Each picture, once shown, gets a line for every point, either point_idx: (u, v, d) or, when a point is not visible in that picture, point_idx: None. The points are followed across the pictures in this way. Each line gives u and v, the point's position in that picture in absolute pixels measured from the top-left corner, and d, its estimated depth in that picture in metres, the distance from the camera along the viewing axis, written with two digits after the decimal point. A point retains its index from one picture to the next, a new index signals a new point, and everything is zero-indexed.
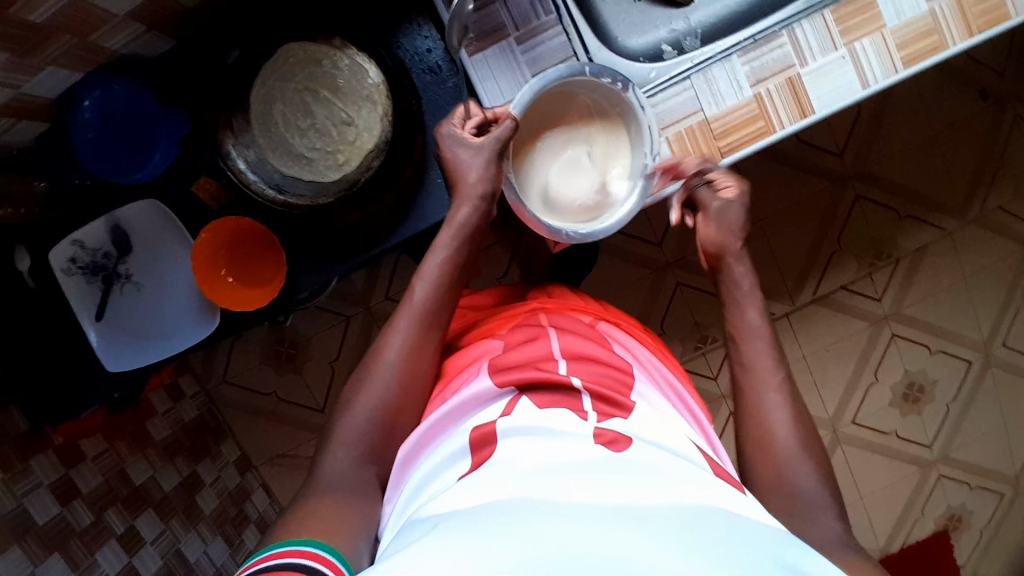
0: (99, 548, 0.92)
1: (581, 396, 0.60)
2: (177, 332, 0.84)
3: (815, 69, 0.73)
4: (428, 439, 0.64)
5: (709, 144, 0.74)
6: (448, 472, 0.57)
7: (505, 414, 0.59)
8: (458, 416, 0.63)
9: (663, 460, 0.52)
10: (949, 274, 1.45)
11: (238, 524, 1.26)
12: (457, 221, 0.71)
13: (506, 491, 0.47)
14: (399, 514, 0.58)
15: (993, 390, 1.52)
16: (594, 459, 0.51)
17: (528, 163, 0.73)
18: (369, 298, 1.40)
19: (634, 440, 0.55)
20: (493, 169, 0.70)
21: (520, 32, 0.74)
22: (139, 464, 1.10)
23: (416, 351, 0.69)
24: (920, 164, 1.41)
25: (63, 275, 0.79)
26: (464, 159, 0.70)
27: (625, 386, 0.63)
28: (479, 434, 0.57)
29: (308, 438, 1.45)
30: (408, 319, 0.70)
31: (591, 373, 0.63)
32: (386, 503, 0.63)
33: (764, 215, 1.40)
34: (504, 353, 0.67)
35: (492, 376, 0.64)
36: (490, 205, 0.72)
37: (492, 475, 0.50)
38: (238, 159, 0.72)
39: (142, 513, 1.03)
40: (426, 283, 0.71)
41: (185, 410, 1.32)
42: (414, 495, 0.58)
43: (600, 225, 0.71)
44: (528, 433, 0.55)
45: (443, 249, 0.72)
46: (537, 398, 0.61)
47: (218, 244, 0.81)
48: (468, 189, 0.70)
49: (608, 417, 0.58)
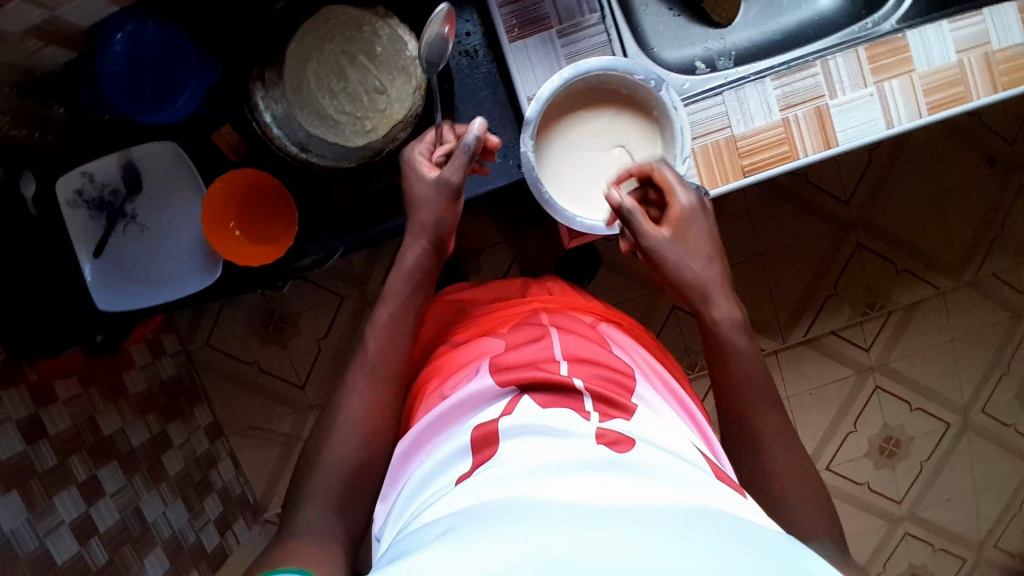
0: (58, 493, 0.91)
1: (582, 397, 0.60)
2: (175, 279, 0.81)
3: (844, 102, 0.74)
4: (427, 439, 0.64)
5: (734, 161, 0.74)
6: (446, 473, 0.56)
7: (505, 413, 0.58)
8: (459, 411, 0.63)
9: (665, 463, 0.51)
10: (937, 333, 1.47)
11: (200, 491, 1.26)
12: (406, 264, 0.73)
13: (507, 492, 0.47)
14: (401, 511, 0.58)
15: (968, 452, 1.53)
16: (596, 459, 0.50)
17: (551, 146, 0.72)
18: (366, 280, 1.39)
19: (637, 441, 0.54)
20: (451, 208, 0.72)
21: (563, 26, 0.74)
22: (110, 415, 1.09)
23: (378, 413, 0.69)
24: (925, 221, 1.43)
25: (68, 207, 0.79)
26: (423, 195, 0.71)
27: (624, 389, 0.63)
28: (480, 433, 0.56)
29: (284, 414, 1.43)
30: (396, 284, 0.74)
31: (593, 375, 0.63)
32: (382, 500, 0.65)
33: (766, 251, 1.41)
34: (504, 352, 0.66)
35: (493, 375, 0.63)
36: (440, 244, 0.75)
37: (489, 478, 0.50)
38: (265, 112, 0.71)
39: (105, 465, 1.03)
40: (377, 337, 0.72)
41: (163, 367, 1.30)
42: (414, 495, 0.58)
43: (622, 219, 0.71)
44: (530, 434, 0.55)
45: (394, 297, 0.73)
46: (541, 398, 0.60)
47: (231, 197, 0.79)
48: (420, 227, 0.73)
49: (611, 418, 0.58)
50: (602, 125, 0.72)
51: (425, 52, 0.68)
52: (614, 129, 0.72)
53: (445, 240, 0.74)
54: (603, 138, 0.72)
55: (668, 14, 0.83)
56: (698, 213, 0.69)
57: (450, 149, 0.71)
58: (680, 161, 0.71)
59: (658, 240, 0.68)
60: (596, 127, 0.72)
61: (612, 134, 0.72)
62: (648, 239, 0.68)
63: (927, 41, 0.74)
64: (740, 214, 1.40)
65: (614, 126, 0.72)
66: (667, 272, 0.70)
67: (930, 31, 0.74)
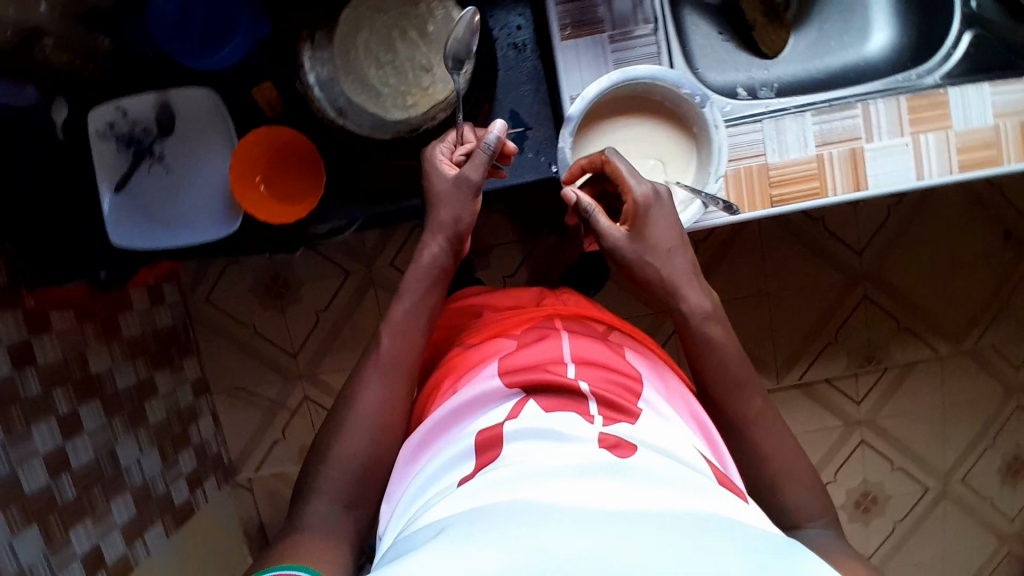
0: (37, 422, 0.97)
1: (587, 401, 0.60)
2: (190, 225, 0.81)
3: (878, 147, 0.74)
4: (434, 438, 0.64)
5: (764, 189, 0.74)
6: (447, 474, 0.57)
7: (511, 416, 0.59)
8: (465, 413, 0.63)
9: (667, 467, 0.52)
10: (928, 396, 1.48)
11: (176, 444, 1.29)
12: (425, 258, 0.71)
13: (509, 494, 0.48)
14: (405, 511, 0.59)
15: (942, 518, 1.53)
16: (597, 463, 0.51)
17: (588, 141, 0.75)
18: (374, 260, 1.39)
19: (638, 446, 0.55)
20: (470, 206, 0.70)
21: (616, 32, 0.74)
22: (101, 353, 1.14)
23: (390, 411, 0.68)
24: (932, 284, 1.44)
25: (97, 138, 0.78)
26: (443, 191, 0.70)
27: (632, 393, 0.63)
28: (487, 435, 0.57)
29: (272, 380, 1.42)
30: (419, 281, 0.71)
31: (599, 379, 0.63)
32: (386, 501, 0.65)
33: (772, 289, 1.42)
34: (516, 351, 0.67)
35: (502, 376, 0.63)
36: (458, 244, 0.72)
37: (490, 483, 0.50)
38: (311, 73, 0.71)
39: (88, 402, 1.08)
40: (393, 337, 0.69)
41: (160, 316, 1.32)
42: (416, 495, 0.59)
43: None
44: (534, 437, 0.55)
45: (412, 295, 0.71)
46: (545, 402, 0.60)
47: (262, 152, 0.80)
48: (440, 224, 0.71)
49: (615, 422, 0.58)
50: (643, 131, 0.75)
51: (455, 40, 0.67)
52: (655, 136, 0.75)
53: (463, 238, 0.72)
54: (641, 143, 0.75)
55: (718, 38, 0.84)
56: (654, 204, 0.68)
57: (472, 149, 0.71)
58: (713, 179, 0.72)
59: (613, 236, 0.69)
60: (637, 132, 0.75)
61: (650, 139, 0.75)
62: (605, 235, 0.69)
63: (967, 101, 0.75)
64: (752, 249, 1.40)
65: (654, 135, 0.75)
66: (627, 268, 0.70)
67: (971, 91, 0.75)
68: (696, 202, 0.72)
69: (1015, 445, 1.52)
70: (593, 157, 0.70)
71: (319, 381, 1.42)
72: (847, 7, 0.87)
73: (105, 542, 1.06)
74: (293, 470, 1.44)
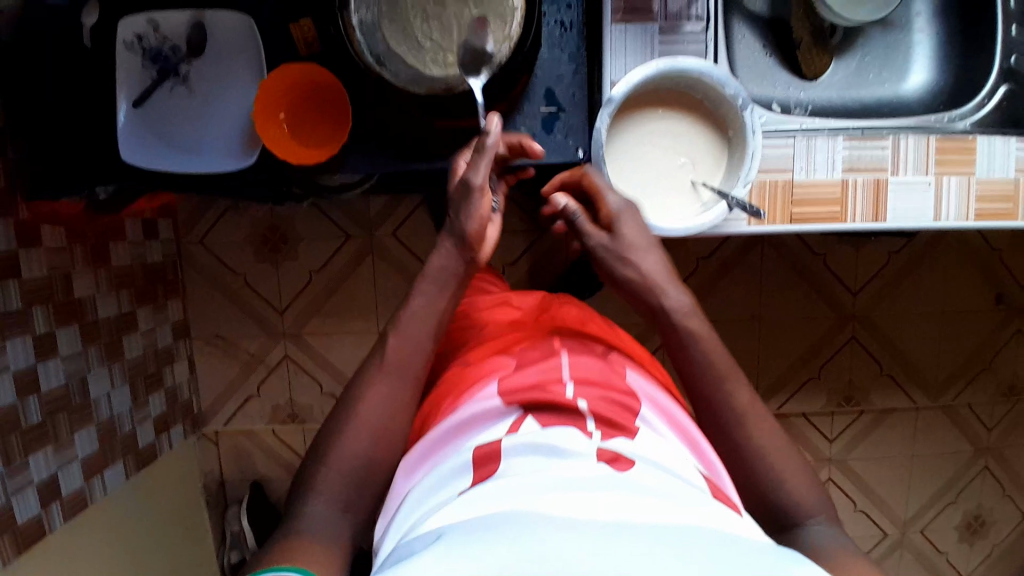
0: (12, 338, 0.94)
1: (585, 418, 0.60)
2: (205, 154, 0.79)
3: (902, 182, 0.75)
4: (431, 453, 0.63)
5: (786, 205, 0.74)
6: (446, 487, 0.56)
7: (510, 432, 0.59)
8: (460, 430, 0.63)
9: (666, 483, 0.52)
10: (899, 444, 1.50)
11: (149, 385, 1.26)
12: (434, 267, 0.74)
13: (508, 504, 0.49)
14: (401, 524, 0.58)
15: (897, 565, 1.55)
16: (598, 478, 0.51)
17: (626, 125, 0.75)
18: (376, 228, 1.37)
19: (637, 461, 0.55)
20: (474, 205, 0.72)
21: (666, 25, 0.74)
22: (86, 280, 1.11)
23: (393, 417, 0.67)
24: (920, 336, 1.46)
25: (123, 48, 0.77)
26: (451, 192, 0.73)
27: (630, 411, 0.63)
28: (483, 451, 0.57)
29: (255, 333, 1.40)
30: (432, 284, 0.73)
31: (598, 399, 0.63)
32: (381, 518, 0.63)
33: (765, 317, 1.43)
34: (516, 370, 0.67)
35: (501, 394, 0.63)
36: (469, 249, 0.74)
37: (493, 494, 0.50)
38: (354, 14, 0.69)
39: (66, 326, 1.05)
40: (401, 340, 0.70)
41: (151, 252, 1.28)
42: (414, 507, 0.58)
43: (676, 227, 0.72)
44: (532, 453, 0.55)
45: (417, 306, 0.72)
46: (543, 418, 0.60)
47: (289, 90, 0.78)
48: (457, 228, 0.73)
49: (614, 437, 0.58)
50: (682, 125, 0.75)
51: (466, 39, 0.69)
52: (691, 127, 0.75)
53: (473, 242, 0.73)
54: (676, 135, 0.75)
55: (761, 52, 0.84)
56: (626, 216, 0.71)
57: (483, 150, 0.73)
58: (741, 184, 0.72)
59: (591, 237, 0.72)
60: (674, 122, 0.75)
61: (685, 133, 0.75)
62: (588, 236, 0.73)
63: (992, 153, 0.76)
64: (752, 275, 1.41)
65: (693, 132, 0.75)
66: (603, 267, 0.73)
67: (998, 143, 0.76)
68: (722, 203, 0.72)
69: (977, 504, 1.54)
70: (574, 171, 0.75)
71: (302, 342, 1.40)
72: (892, 44, 0.87)
73: (64, 473, 1.04)
74: (261, 428, 1.41)
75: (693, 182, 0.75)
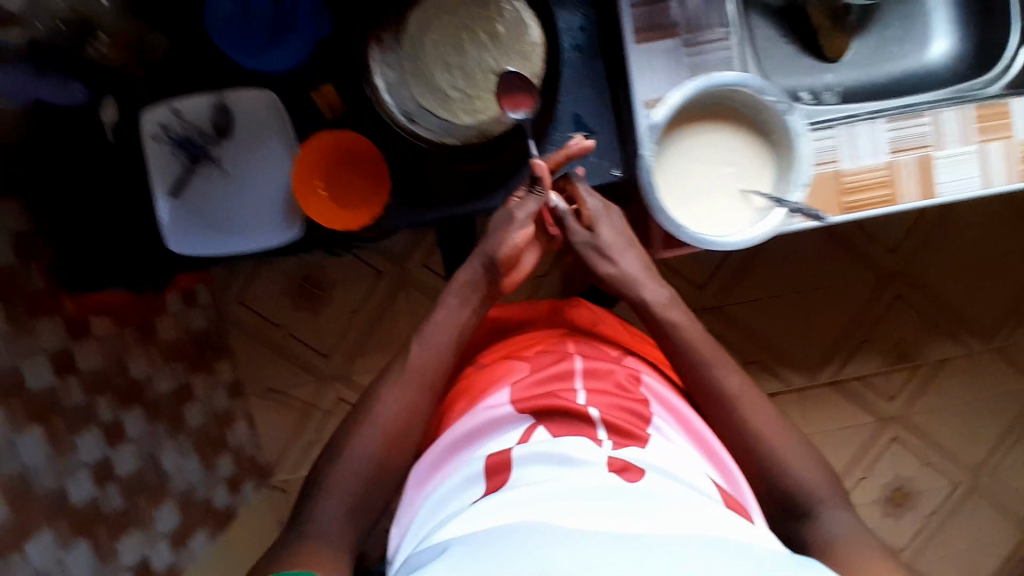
0: (80, 431, 0.96)
1: (596, 426, 0.63)
2: (254, 230, 0.80)
3: (947, 155, 0.74)
4: (441, 461, 0.67)
5: (836, 195, 0.73)
6: (457, 499, 0.60)
7: (522, 440, 0.62)
8: (472, 439, 0.66)
9: (673, 492, 0.55)
10: (959, 391, 1.48)
11: (215, 449, 1.28)
12: (461, 279, 0.77)
13: (529, 513, 0.52)
14: (413, 535, 0.62)
15: (974, 513, 1.52)
16: (608, 488, 0.54)
17: (670, 145, 0.74)
18: (406, 261, 1.38)
19: (647, 471, 0.58)
20: (512, 241, 0.76)
21: (690, 35, 0.74)
22: (139, 359, 1.13)
23: (411, 420, 0.70)
24: (964, 283, 1.44)
25: (152, 141, 0.77)
26: (496, 225, 0.77)
27: (641, 418, 0.66)
28: (496, 459, 0.61)
29: (304, 380, 1.41)
30: (454, 296, 0.77)
31: (610, 406, 0.66)
32: (394, 525, 0.67)
33: (806, 287, 1.42)
34: (529, 376, 0.69)
35: (515, 401, 0.66)
36: (494, 270, 0.77)
37: (506, 505, 0.54)
38: (379, 76, 0.73)
39: (130, 410, 1.08)
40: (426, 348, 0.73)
41: (194, 318, 1.30)
42: (426, 519, 0.62)
43: (735, 239, 0.70)
44: (544, 462, 0.59)
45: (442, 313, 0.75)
46: (553, 426, 0.64)
47: (321, 157, 0.79)
48: (483, 249, 0.77)
49: (624, 446, 0.61)
50: (722, 137, 0.74)
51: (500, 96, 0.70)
52: (732, 138, 0.74)
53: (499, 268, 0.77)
54: (721, 149, 0.74)
55: (779, 39, 0.83)
56: (603, 217, 0.78)
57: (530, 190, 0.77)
58: (796, 189, 0.72)
59: (573, 234, 0.78)
60: (715, 134, 0.74)
61: (728, 144, 0.74)
62: (571, 235, 0.79)
63: None
64: (787, 248, 1.39)
65: (734, 142, 0.74)
66: (585, 262, 0.79)
67: None
68: (777, 208, 0.71)
69: None
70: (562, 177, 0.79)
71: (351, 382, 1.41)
72: (911, 12, 0.85)
73: None
74: None
75: (741, 192, 0.74)
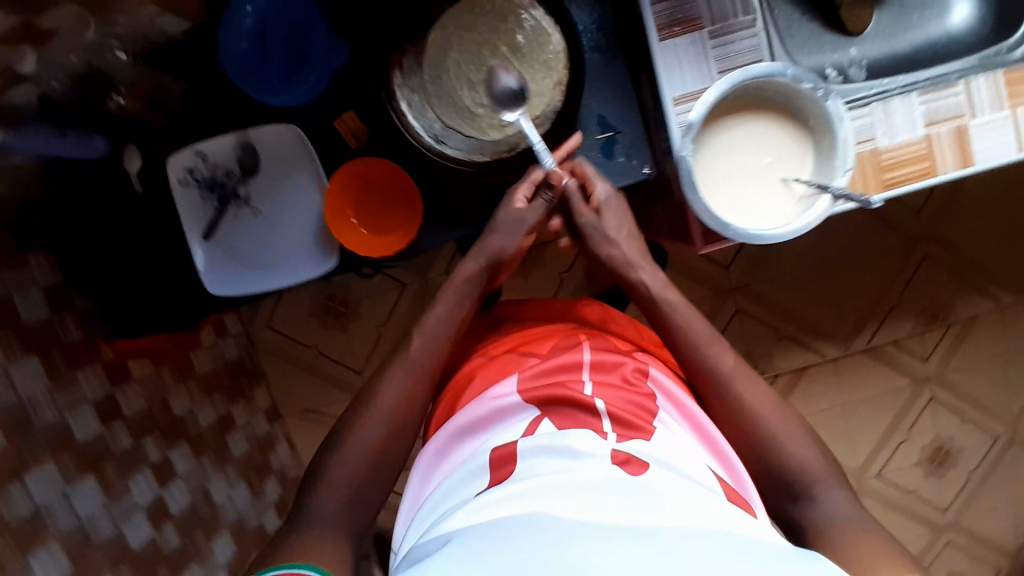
0: (134, 475, 0.92)
1: (601, 418, 0.63)
2: (288, 264, 0.80)
3: (983, 122, 0.72)
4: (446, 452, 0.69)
5: (875, 173, 0.72)
6: (458, 493, 0.61)
7: (527, 433, 0.63)
8: (475, 431, 0.68)
9: (676, 485, 0.55)
10: (993, 346, 1.46)
11: (261, 474, 1.30)
12: (462, 274, 0.75)
13: (532, 505, 0.52)
14: (415, 527, 0.64)
15: (1014, 465, 1.51)
16: (611, 480, 0.54)
17: (707, 141, 0.73)
18: (428, 270, 1.38)
19: (650, 463, 0.57)
20: (520, 242, 0.74)
21: (715, 27, 0.72)
22: (181, 396, 1.11)
23: (409, 412, 0.70)
24: (991, 237, 1.42)
25: (180, 187, 0.76)
26: (502, 221, 0.73)
27: (648, 411, 0.65)
28: (502, 452, 0.61)
29: (339, 397, 1.42)
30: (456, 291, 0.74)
31: (617, 398, 0.65)
32: (400, 515, 0.70)
33: (831, 258, 1.40)
34: (537, 368, 0.69)
35: (521, 392, 0.67)
36: (495, 270, 0.76)
37: (509, 496, 0.54)
38: (403, 100, 0.72)
39: (176, 446, 1.05)
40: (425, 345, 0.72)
41: (227, 347, 1.31)
42: (428, 511, 0.63)
43: (784, 231, 0.70)
44: (550, 455, 0.59)
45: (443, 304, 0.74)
46: (558, 419, 0.63)
47: (350, 186, 0.78)
48: (484, 248, 0.74)
49: (629, 439, 0.61)
50: (759, 126, 0.73)
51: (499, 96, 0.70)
52: (769, 126, 0.73)
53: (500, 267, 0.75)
54: (759, 139, 0.73)
55: (799, 15, 0.80)
56: (613, 204, 0.75)
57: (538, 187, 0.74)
58: (840, 173, 0.71)
59: (581, 217, 0.74)
60: (750, 125, 0.73)
61: (766, 133, 0.73)
62: (579, 218, 0.74)
63: None
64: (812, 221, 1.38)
65: (772, 130, 0.73)
66: (589, 247, 0.75)
67: None
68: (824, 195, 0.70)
69: None
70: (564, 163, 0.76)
71: None
72: None
73: None
74: None
75: (782, 181, 0.73)
